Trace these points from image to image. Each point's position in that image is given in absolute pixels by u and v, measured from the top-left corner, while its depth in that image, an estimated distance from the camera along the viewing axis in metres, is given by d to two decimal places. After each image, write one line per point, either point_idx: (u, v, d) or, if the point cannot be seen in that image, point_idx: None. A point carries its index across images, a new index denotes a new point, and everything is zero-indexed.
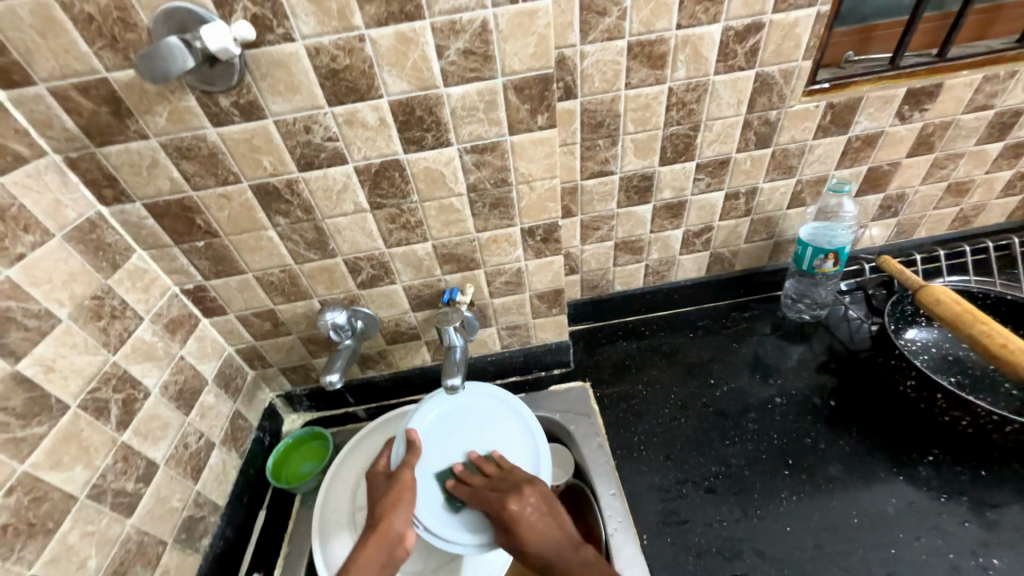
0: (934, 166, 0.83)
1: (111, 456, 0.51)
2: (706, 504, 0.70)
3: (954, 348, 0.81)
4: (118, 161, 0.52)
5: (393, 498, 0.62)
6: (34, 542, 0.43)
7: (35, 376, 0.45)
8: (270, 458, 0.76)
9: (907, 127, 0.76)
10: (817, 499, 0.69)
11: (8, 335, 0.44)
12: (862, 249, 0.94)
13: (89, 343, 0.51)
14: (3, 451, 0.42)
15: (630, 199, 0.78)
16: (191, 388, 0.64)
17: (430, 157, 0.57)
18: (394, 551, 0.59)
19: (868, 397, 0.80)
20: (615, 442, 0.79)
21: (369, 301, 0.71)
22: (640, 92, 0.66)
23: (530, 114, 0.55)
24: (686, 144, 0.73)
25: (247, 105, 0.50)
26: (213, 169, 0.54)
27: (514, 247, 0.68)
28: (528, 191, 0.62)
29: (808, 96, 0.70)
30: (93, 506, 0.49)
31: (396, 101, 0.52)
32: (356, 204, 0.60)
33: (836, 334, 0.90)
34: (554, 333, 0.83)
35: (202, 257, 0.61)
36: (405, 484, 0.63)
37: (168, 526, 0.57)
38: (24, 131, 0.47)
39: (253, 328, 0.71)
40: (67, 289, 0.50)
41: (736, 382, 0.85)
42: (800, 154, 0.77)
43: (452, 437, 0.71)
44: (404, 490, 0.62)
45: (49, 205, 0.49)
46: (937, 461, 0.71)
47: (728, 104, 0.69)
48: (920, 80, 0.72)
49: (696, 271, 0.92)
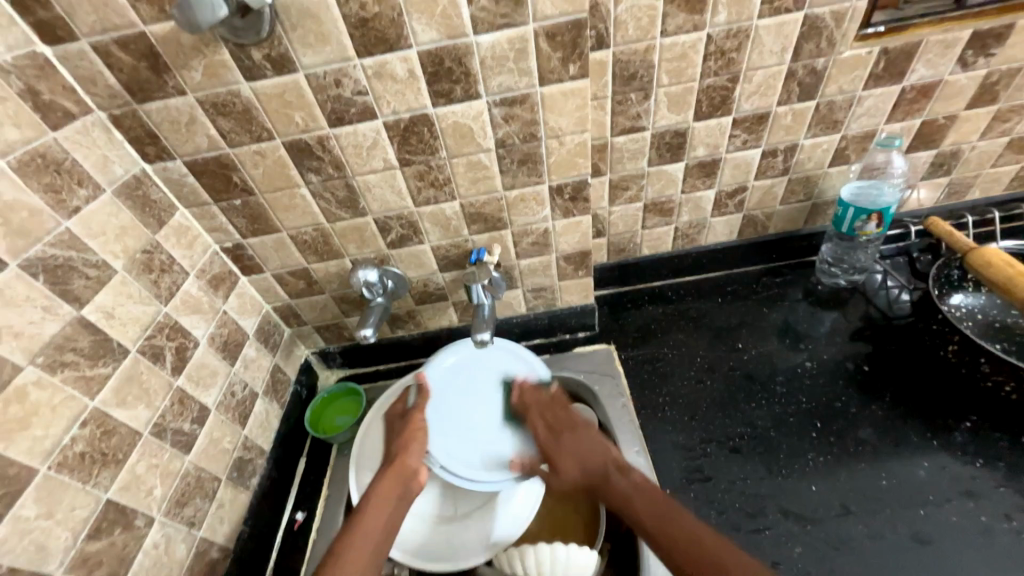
0: (996, 118, 0.76)
1: (168, 398, 0.56)
2: (730, 463, 0.71)
3: (1002, 315, 0.77)
4: (158, 119, 0.53)
5: (409, 435, 0.68)
6: (108, 469, 0.48)
7: (98, 322, 0.49)
8: (308, 410, 0.80)
9: (969, 75, 0.71)
10: (845, 461, 0.69)
11: (72, 282, 0.47)
12: (908, 211, 0.89)
13: (143, 294, 0.54)
14: (76, 387, 0.46)
15: (661, 156, 0.75)
16: (234, 341, 0.67)
17: (459, 111, 0.56)
18: (410, 483, 0.64)
19: (904, 363, 0.77)
20: (638, 402, 0.80)
21: (399, 261, 0.72)
22: (677, 41, 0.63)
23: (561, 63, 0.53)
24: (724, 97, 0.69)
25: (278, 58, 0.50)
26: (248, 125, 0.55)
27: (541, 206, 0.67)
28: (558, 146, 0.60)
29: (860, 41, 0.66)
30: (156, 442, 0.54)
31: (425, 51, 0.51)
32: (386, 160, 0.60)
33: (874, 300, 0.86)
34: (579, 296, 0.83)
35: (240, 215, 0.64)
36: (417, 426, 0.69)
37: (221, 465, 0.62)
38: (71, 88, 0.49)
39: (289, 286, 0.73)
40: (120, 242, 0.53)
41: (764, 347, 0.84)
42: (847, 107, 0.72)
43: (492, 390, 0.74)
44: (416, 430, 0.68)
45: (98, 161, 0.52)
46: (975, 427, 0.69)
47: (771, 51, 0.65)
48: (988, 20, 0.66)
49: (728, 234, 0.89)
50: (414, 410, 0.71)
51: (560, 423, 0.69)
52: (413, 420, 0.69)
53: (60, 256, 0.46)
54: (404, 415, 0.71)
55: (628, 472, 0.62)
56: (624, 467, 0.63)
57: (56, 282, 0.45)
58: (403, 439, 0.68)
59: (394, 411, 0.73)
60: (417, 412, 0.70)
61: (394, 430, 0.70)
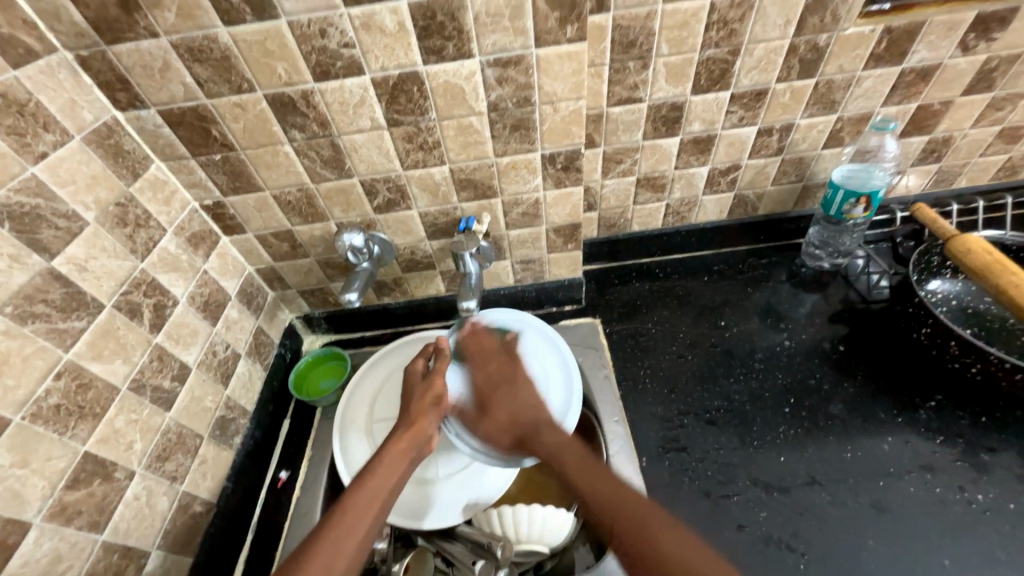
0: (990, 106, 0.76)
1: (147, 355, 0.55)
2: (705, 434, 0.73)
3: (975, 301, 0.79)
4: (130, 62, 0.50)
5: (429, 401, 0.64)
6: (85, 423, 0.47)
7: (70, 274, 0.47)
8: (291, 373, 0.80)
9: (969, 60, 0.70)
10: (814, 434, 0.72)
11: (41, 231, 0.45)
12: (895, 198, 0.89)
13: (118, 247, 0.53)
14: (49, 340, 0.45)
15: (657, 130, 0.74)
16: (215, 301, 0.66)
17: (450, 70, 0.54)
18: (422, 449, 0.62)
19: (878, 345, 0.80)
20: (620, 375, 0.81)
21: (386, 226, 0.71)
22: (679, 7, 0.61)
23: (558, 24, 0.51)
24: (723, 70, 0.68)
25: (259, 2, 0.47)
26: (227, 75, 0.52)
27: (533, 175, 0.66)
28: (551, 113, 0.59)
29: (864, 17, 0.64)
30: (135, 397, 0.53)
31: (416, 3, 0.48)
32: (373, 119, 0.58)
33: (854, 284, 0.88)
34: (567, 269, 0.83)
35: (220, 171, 0.61)
36: (434, 391, 0.65)
37: (203, 423, 0.62)
38: (33, 24, 0.46)
39: (273, 248, 0.72)
40: (92, 193, 0.50)
41: (746, 326, 0.85)
42: (846, 87, 0.71)
43: None
44: (437, 394, 0.65)
45: (65, 105, 0.49)
46: (939, 406, 0.72)
47: (774, 24, 0.63)
48: (993, 3, 0.64)
49: (718, 213, 0.89)
50: (437, 372, 0.66)
51: (498, 381, 0.68)
52: (436, 384, 0.66)
53: (27, 203, 0.44)
54: (426, 377, 0.67)
55: (557, 429, 0.63)
56: (555, 426, 0.64)
57: (24, 231, 0.44)
58: (425, 400, 0.64)
59: (413, 370, 0.69)
60: (438, 376, 0.66)
61: (416, 390, 0.66)
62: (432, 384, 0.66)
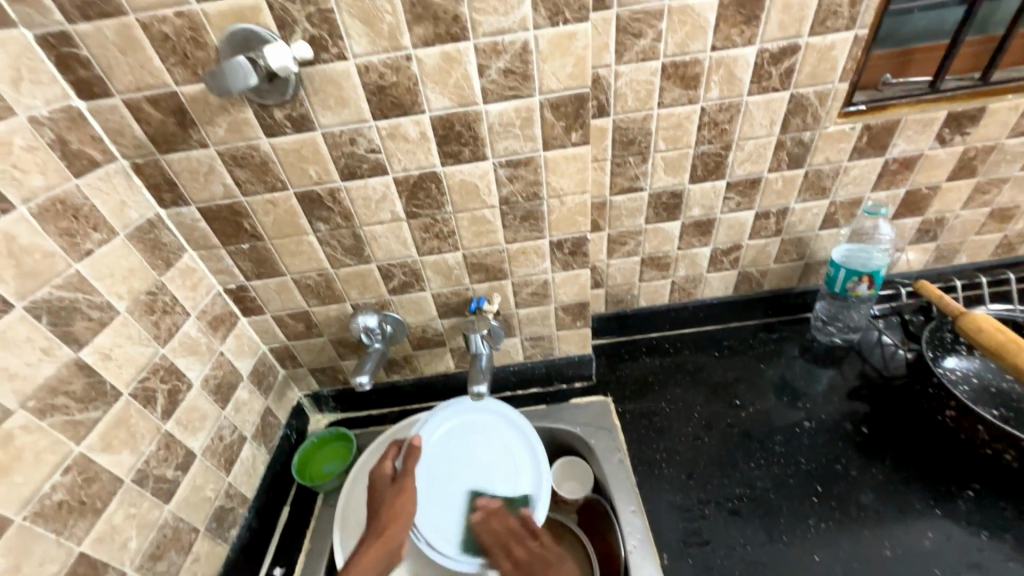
0: (976, 190, 0.80)
1: (155, 443, 0.54)
2: (729, 526, 0.68)
3: (997, 379, 0.77)
4: (178, 167, 0.56)
5: (397, 507, 0.64)
6: (84, 519, 0.46)
7: (94, 364, 0.49)
8: (296, 456, 0.78)
9: (947, 151, 0.75)
10: (849, 528, 0.67)
11: (74, 323, 0.47)
12: (898, 273, 0.91)
13: (143, 335, 0.54)
14: (63, 431, 0.45)
15: (658, 215, 0.78)
16: (228, 383, 0.67)
17: (466, 169, 0.59)
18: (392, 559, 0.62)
19: (903, 426, 0.77)
20: (635, 458, 0.78)
21: (399, 306, 0.73)
22: (673, 112, 0.67)
23: (564, 131, 0.56)
24: (717, 163, 0.73)
25: (299, 118, 0.53)
26: (263, 176, 0.57)
27: (542, 259, 0.69)
28: (559, 205, 0.63)
29: (843, 117, 0.70)
30: (137, 489, 0.52)
31: (437, 116, 0.54)
32: (393, 212, 0.62)
33: (869, 359, 0.87)
34: (577, 346, 0.83)
35: (246, 258, 0.65)
36: (407, 493, 0.65)
37: (202, 515, 0.60)
38: (99, 138, 0.52)
39: (288, 328, 0.74)
40: (127, 284, 0.53)
41: (762, 404, 0.83)
42: (834, 176, 0.76)
43: (466, 452, 0.76)
44: (406, 500, 0.65)
45: (116, 206, 0.53)
46: (980, 496, 0.68)
47: (761, 124, 0.69)
48: (961, 104, 0.70)
49: (723, 289, 0.91)
50: (406, 476, 0.67)
51: (529, 557, 0.65)
52: (405, 487, 0.66)
53: (66, 297, 0.47)
54: (396, 481, 0.67)
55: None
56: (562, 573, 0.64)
57: (58, 324, 0.46)
58: (393, 508, 0.64)
59: (382, 474, 0.69)
60: (409, 477, 0.67)
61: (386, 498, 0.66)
62: (401, 488, 0.66)
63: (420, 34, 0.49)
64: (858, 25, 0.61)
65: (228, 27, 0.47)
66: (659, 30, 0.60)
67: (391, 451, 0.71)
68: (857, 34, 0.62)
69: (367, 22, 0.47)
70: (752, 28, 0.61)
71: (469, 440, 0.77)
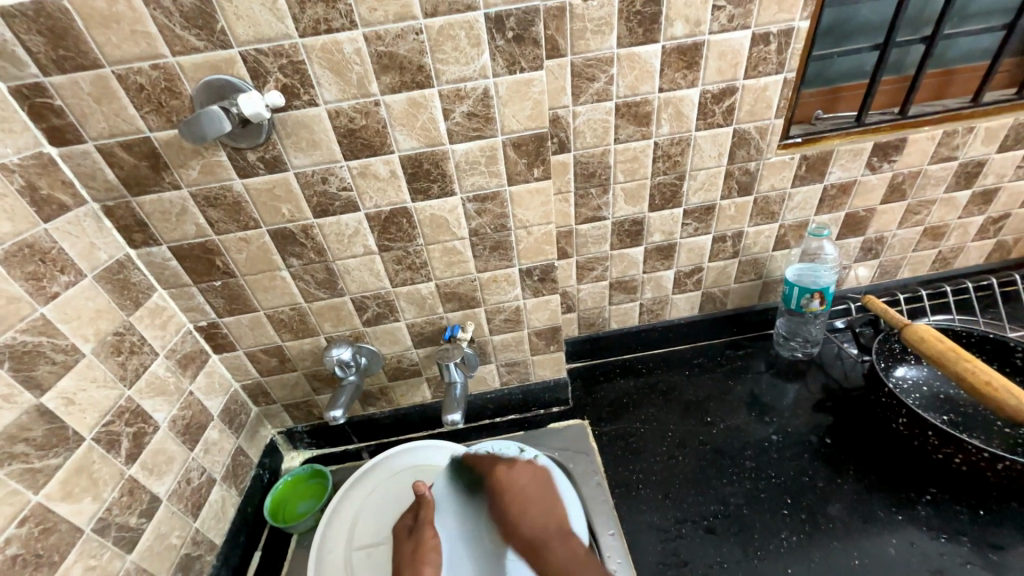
0: (909, 212, 0.88)
1: (118, 489, 0.53)
2: (705, 545, 0.70)
3: (944, 386, 0.82)
4: (150, 209, 0.57)
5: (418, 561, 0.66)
6: (39, 574, 0.44)
7: (56, 409, 0.48)
8: (268, 497, 0.76)
9: (878, 177, 0.82)
10: (817, 539, 0.69)
11: (37, 368, 0.47)
12: (849, 289, 0.97)
13: (108, 377, 0.54)
14: (21, 481, 0.44)
15: (622, 242, 0.83)
16: (197, 423, 0.65)
17: (436, 205, 0.62)
18: None
19: (863, 436, 0.80)
20: (613, 480, 0.79)
21: (374, 337, 0.74)
22: (629, 146, 0.72)
23: (526, 167, 0.60)
24: (673, 192, 0.78)
25: (271, 160, 0.55)
26: (236, 216, 0.59)
27: (512, 287, 0.71)
28: (526, 235, 0.66)
29: (783, 149, 0.77)
30: (97, 540, 0.50)
31: (406, 156, 0.57)
32: (366, 247, 0.64)
33: (829, 372, 0.91)
34: (552, 370, 0.85)
35: (218, 296, 0.65)
36: (428, 544, 0.67)
37: (166, 564, 0.58)
38: (69, 183, 0.53)
39: (261, 364, 0.73)
40: (93, 326, 0.53)
41: (732, 420, 0.86)
42: (781, 201, 0.82)
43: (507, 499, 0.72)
44: (427, 550, 0.67)
45: (85, 248, 0.54)
46: (936, 500, 0.71)
47: (710, 156, 0.75)
48: (884, 135, 0.78)
49: (689, 309, 0.95)
50: (424, 523, 0.69)
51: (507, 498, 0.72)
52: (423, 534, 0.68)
53: (29, 341, 0.46)
54: (414, 531, 0.69)
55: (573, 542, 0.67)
56: (564, 539, 0.67)
57: (20, 369, 0.45)
58: (415, 558, 0.66)
59: (399, 527, 0.70)
60: (426, 528, 0.69)
61: (401, 552, 0.67)
62: (419, 541, 0.68)
63: (387, 82, 0.52)
64: (786, 69, 0.68)
65: (203, 78, 0.49)
66: (610, 74, 0.66)
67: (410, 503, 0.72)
68: (786, 76, 0.69)
69: (337, 71, 0.51)
70: (694, 72, 0.67)
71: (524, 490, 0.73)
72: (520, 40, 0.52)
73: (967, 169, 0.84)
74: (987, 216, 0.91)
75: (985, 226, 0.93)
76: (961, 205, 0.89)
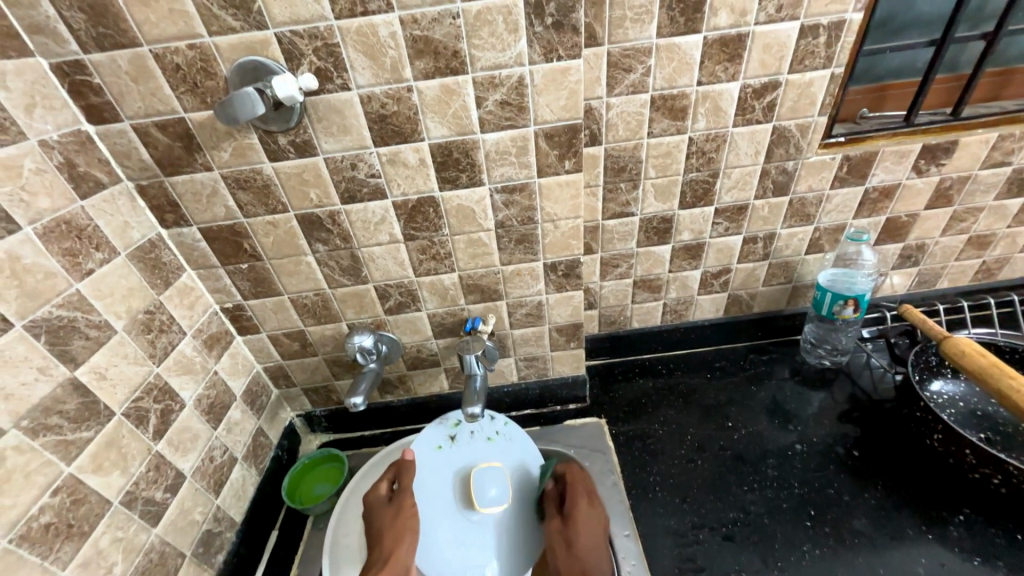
0: (954, 219, 0.83)
1: (145, 464, 0.54)
2: (723, 552, 0.68)
3: (982, 403, 0.79)
4: (182, 190, 0.57)
5: (398, 529, 0.62)
6: (70, 543, 0.45)
7: (89, 383, 0.49)
8: (285, 478, 0.77)
9: (924, 181, 0.78)
10: (841, 554, 0.67)
11: (72, 343, 0.47)
12: (883, 297, 0.93)
13: (138, 354, 0.54)
14: (55, 452, 0.45)
15: (649, 239, 0.80)
16: (221, 403, 0.66)
17: (464, 195, 0.61)
18: None
19: (893, 450, 0.77)
20: (629, 482, 0.78)
21: (395, 326, 0.73)
22: (662, 141, 0.70)
23: (558, 159, 0.59)
24: (705, 190, 0.76)
25: (302, 144, 0.55)
26: (265, 199, 0.59)
27: (536, 281, 0.70)
28: (553, 229, 0.65)
29: (824, 148, 0.73)
30: (124, 512, 0.51)
31: (436, 144, 0.56)
32: (391, 235, 0.64)
33: (858, 382, 0.88)
34: (571, 367, 0.84)
35: (244, 278, 0.66)
36: (406, 513, 0.63)
37: (188, 539, 0.59)
38: (105, 161, 0.53)
39: (283, 347, 0.74)
40: (125, 303, 0.54)
41: (754, 426, 0.84)
42: (818, 203, 0.79)
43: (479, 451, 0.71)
44: (407, 518, 0.63)
45: (118, 226, 0.54)
46: (969, 521, 0.68)
47: (746, 153, 0.72)
48: (934, 137, 0.74)
49: (714, 311, 0.92)
50: (405, 492, 0.65)
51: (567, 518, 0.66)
52: (403, 506, 0.64)
53: (65, 316, 0.47)
54: (394, 500, 0.65)
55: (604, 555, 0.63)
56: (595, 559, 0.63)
57: (56, 343, 0.46)
58: (394, 529, 0.62)
59: (377, 498, 0.67)
60: (405, 495, 0.65)
61: (382, 520, 0.63)
62: (399, 508, 0.64)
63: (421, 68, 0.51)
64: (834, 64, 0.65)
65: (238, 59, 0.49)
66: (647, 65, 0.63)
67: (387, 472, 0.69)
68: (833, 72, 0.66)
69: (371, 55, 0.50)
70: (735, 65, 0.64)
71: (507, 447, 0.72)
72: (559, 27, 0.50)
73: (1021, 176, 0.79)
74: None
75: None
76: (1011, 214, 0.84)
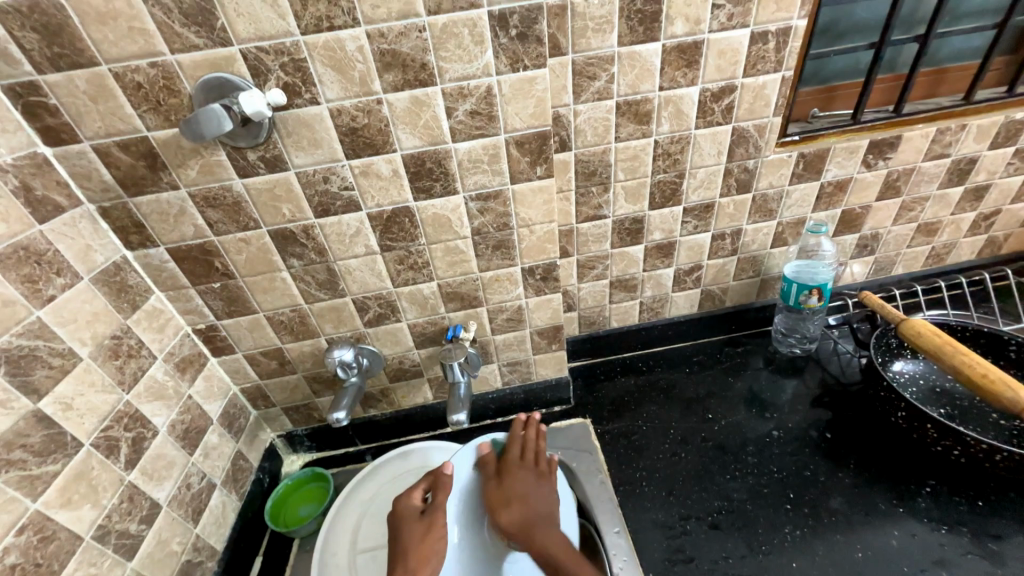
0: (903, 209, 0.89)
1: (117, 496, 0.52)
2: (710, 541, 0.70)
3: (940, 380, 0.84)
4: (148, 210, 0.56)
5: (423, 551, 0.58)
6: None
7: (54, 415, 0.47)
8: (268, 501, 0.75)
9: (873, 174, 0.83)
10: (820, 533, 0.69)
11: (34, 373, 0.46)
12: (845, 285, 0.98)
13: (106, 381, 0.53)
14: (19, 488, 0.43)
15: (622, 240, 0.83)
16: (196, 428, 0.64)
17: (438, 204, 0.61)
18: None
19: (862, 430, 0.81)
20: (616, 479, 0.79)
21: (375, 338, 0.73)
22: (629, 145, 0.73)
23: (529, 165, 0.60)
24: (673, 190, 0.78)
25: (272, 159, 0.55)
26: (235, 216, 0.58)
27: (514, 286, 0.71)
28: (528, 234, 0.66)
29: (781, 146, 0.77)
30: (97, 548, 0.49)
31: (408, 154, 0.57)
32: (368, 247, 0.63)
33: (827, 367, 0.92)
34: (554, 369, 0.85)
35: (217, 298, 0.64)
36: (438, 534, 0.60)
37: (167, 571, 0.57)
38: (64, 184, 0.52)
39: (261, 367, 0.72)
40: (90, 329, 0.52)
41: (733, 416, 0.86)
42: (779, 199, 0.83)
43: None
44: (437, 538, 0.59)
45: (81, 250, 0.53)
46: (935, 492, 0.72)
47: (709, 154, 0.75)
48: (880, 132, 0.79)
49: (689, 307, 0.95)
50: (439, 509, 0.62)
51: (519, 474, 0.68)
52: (436, 523, 0.60)
53: (25, 346, 0.45)
54: (427, 515, 0.62)
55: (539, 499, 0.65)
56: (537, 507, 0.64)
57: (17, 374, 0.44)
58: (421, 548, 0.59)
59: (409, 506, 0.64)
60: (440, 512, 0.62)
61: (412, 534, 0.60)
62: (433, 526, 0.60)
63: (390, 81, 0.52)
64: (784, 68, 0.69)
65: (202, 76, 0.49)
66: (611, 73, 0.66)
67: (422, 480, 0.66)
68: (784, 75, 0.70)
69: (339, 69, 0.50)
70: (693, 71, 0.68)
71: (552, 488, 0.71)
72: (524, 38, 0.52)
73: (960, 166, 0.85)
74: (979, 212, 0.93)
75: (977, 222, 0.94)
76: (954, 201, 0.90)
